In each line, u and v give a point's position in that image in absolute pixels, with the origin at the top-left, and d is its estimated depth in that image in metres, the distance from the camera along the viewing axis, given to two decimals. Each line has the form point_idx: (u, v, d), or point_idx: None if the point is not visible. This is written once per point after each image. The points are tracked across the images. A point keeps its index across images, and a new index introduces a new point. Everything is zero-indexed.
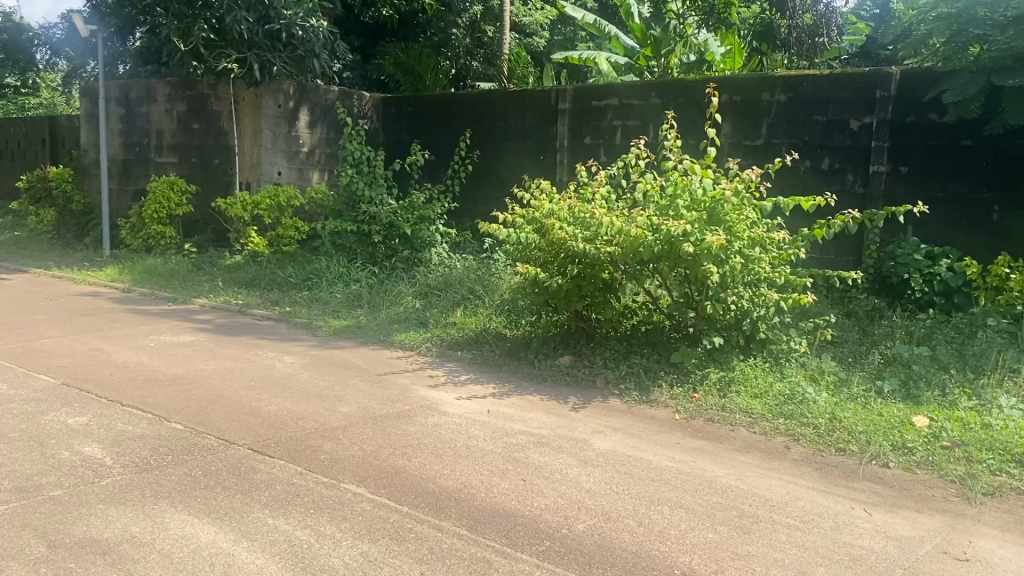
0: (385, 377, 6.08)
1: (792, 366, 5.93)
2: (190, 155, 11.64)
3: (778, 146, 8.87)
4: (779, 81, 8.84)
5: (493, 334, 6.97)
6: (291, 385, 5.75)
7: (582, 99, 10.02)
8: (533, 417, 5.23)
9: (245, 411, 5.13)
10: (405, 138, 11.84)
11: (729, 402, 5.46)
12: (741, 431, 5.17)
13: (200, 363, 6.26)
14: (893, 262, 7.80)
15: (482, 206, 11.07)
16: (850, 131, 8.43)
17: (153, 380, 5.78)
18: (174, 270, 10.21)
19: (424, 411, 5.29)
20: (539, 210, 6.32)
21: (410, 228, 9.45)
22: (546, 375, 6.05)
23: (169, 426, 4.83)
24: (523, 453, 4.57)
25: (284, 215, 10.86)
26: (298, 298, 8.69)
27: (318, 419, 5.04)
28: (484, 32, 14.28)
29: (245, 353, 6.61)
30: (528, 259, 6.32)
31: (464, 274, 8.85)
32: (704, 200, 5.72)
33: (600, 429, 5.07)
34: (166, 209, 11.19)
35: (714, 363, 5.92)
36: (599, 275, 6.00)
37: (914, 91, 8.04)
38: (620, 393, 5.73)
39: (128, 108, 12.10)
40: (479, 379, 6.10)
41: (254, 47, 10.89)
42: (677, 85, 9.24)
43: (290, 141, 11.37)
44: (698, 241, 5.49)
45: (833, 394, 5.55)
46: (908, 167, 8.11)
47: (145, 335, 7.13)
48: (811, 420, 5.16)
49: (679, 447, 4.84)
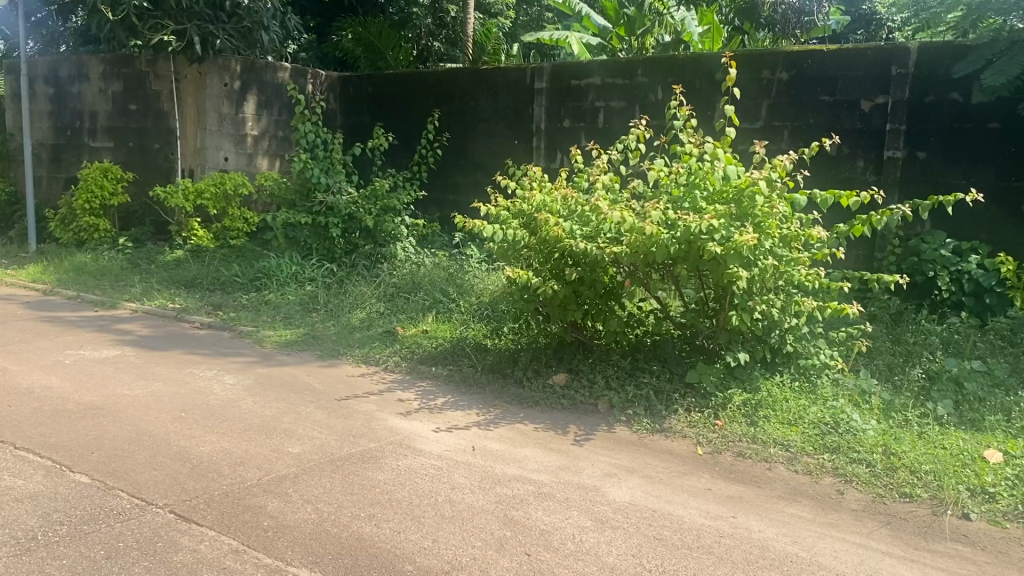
0: (347, 403, 5.07)
1: (827, 388, 5.04)
2: (128, 139, 10.45)
3: (779, 129, 8.00)
4: (780, 56, 7.95)
5: (472, 346, 6.01)
6: (231, 417, 4.74)
7: (562, 77, 9.05)
8: (528, 456, 4.29)
9: (171, 456, 4.12)
10: (365, 121, 10.81)
11: (761, 433, 4.58)
12: (781, 470, 4.27)
13: (121, 387, 5.20)
14: (917, 258, 6.90)
15: (451, 196, 10.07)
16: (861, 112, 7.57)
17: (60, 411, 4.72)
18: (105, 267, 9.06)
19: (395, 450, 4.30)
20: (528, 202, 5.34)
21: (373, 220, 8.40)
22: (537, 399, 5.10)
23: (71, 481, 3.79)
24: (520, 511, 3.63)
25: (231, 205, 9.78)
26: (246, 301, 7.63)
27: (261, 465, 4.04)
28: (446, 11, 13.11)
29: (177, 373, 5.56)
30: (515, 260, 5.33)
31: (433, 272, 7.87)
32: (727, 190, 4.76)
33: (611, 472, 4.13)
34: (99, 199, 9.98)
35: (735, 382, 5.02)
36: (601, 280, 5.05)
37: (935, 67, 7.21)
38: (628, 420, 4.81)
39: (58, 88, 10.87)
40: (458, 403, 5.13)
41: (194, 18, 9.67)
42: (669, 61, 8.29)
43: (236, 123, 10.26)
44: (725, 239, 4.54)
45: (881, 421, 4.69)
46: (927, 151, 7.28)
47: (60, 351, 6.04)
48: (863, 456, 4.29)
49: (711, 496, 3.93)
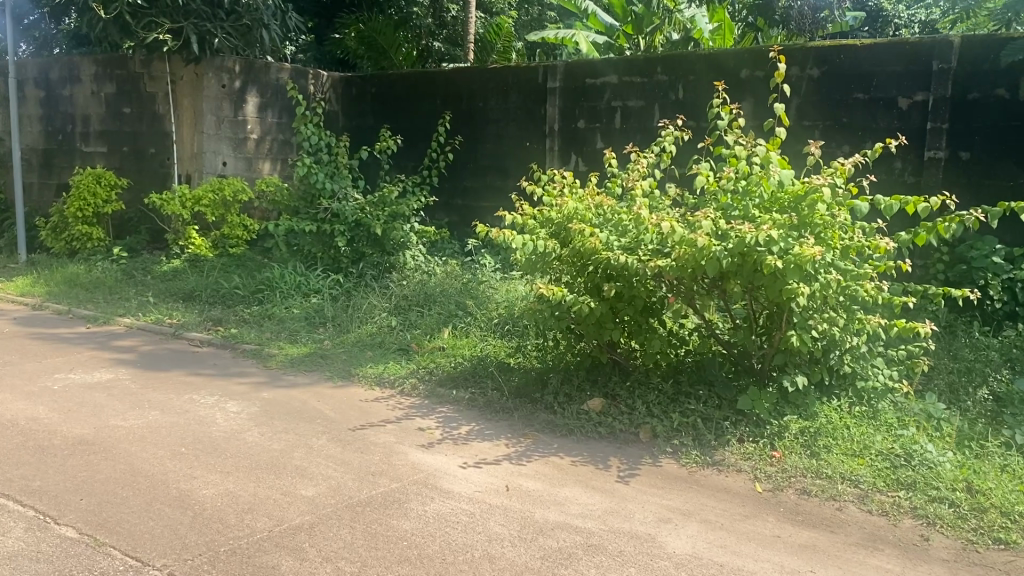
0: (361, 433, 4.61)
1: (890, 414, 4.62)
2: (121, 143, 9.97)
3: (810, 128, 7.51)
4: (810, 53, 7.48)
5: (496, 365, 5.55)
6: (235, 452, 4.28)
7: (577, 76, 8.60)
8: (569, 498, 3.83)
9: (170, 501, 3.67)
10: (369, 123, 10.35)
11: (826, 466, 4.13)
12: (853, 511, 3.82)
13: (114, 417, 4.74)
14: (966, 265, 6.30)
15: (461, 200, 9.61)
16: (898, 110, 7.07)
17: (46, 447, 4.26)
18: (99, 279, 8.59)
19: (420, 492, 3.83)
20: (558, 210, 4.89)
21: (382, 228, 7.91)
22: (572, 428, 4.63)
23: (57, 536, 3.33)
24: (570, 569, 3.18)
25: (230, 211, 9.31)
26: (247, 316, 7.17)
27: (272, 513, 3.58)
28: (446, 11, 12.69)
29: (175, 400, 5.09)
30: (543, 273, 4.87)
31: (446, 283, 7.41)
32: (782, 197, 4.32)
33: (665, 516, 3.67)
34: (92, 206, 9.52)
35: (791, 408, 4.58)
36: (641, 296, 4.60)
37: (979, 61, 6.68)
38: (674, 452, 4.37)
39: (49, 91, 10.45)
40: (485, 432, 4.67)
41: (190, 16, 9.21)
42: (687, 59, 7.84)
43: (235, 126, 9.81)
44: (784, 250, 4.07)
45: (958, 452, 4.25)
46: (971, 152, 6.75)
47: (49, 375, 5.57)
48: (945, 493, 3.84)
49: (782, 545, 3.48)
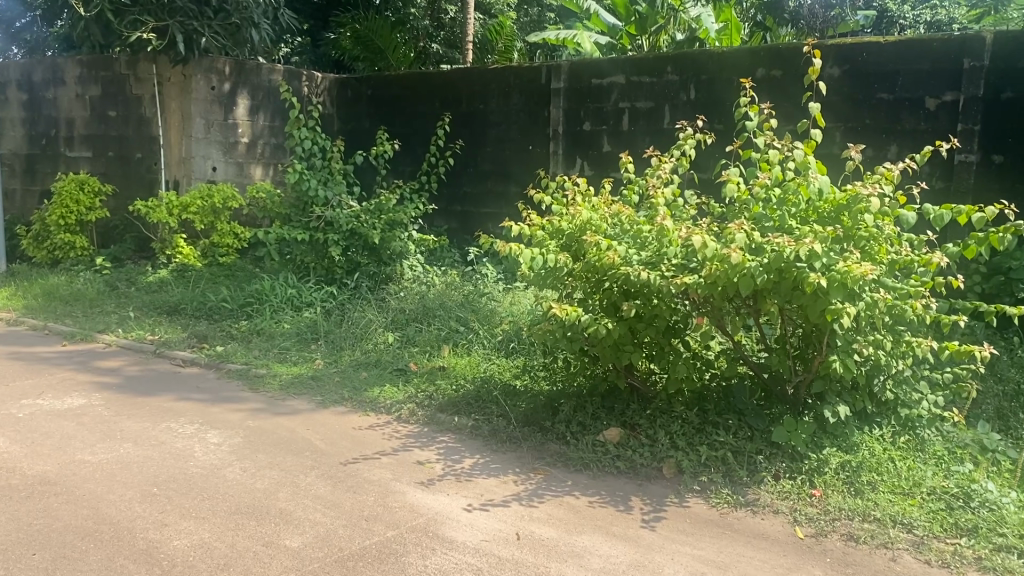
0: (352, 469, 4.16)
1: (939, 446, 4.20)
2: (107, 148, 9.53)
3: (831, 130, 7.00)
4: (831, 51, 6.96)
5: (500, 387, 5.11)
6: (213, 492, 3.83)
7: (582, 76, 8.16)
8: (588, 550, 3.36)
9: (136, 555, 3.23)
10: (365, 126, 9.91)
11: (875, 508, 3.69)
12: (909, 561, 3.37)
13: (82, 451, 4.30)
14: (1005, 275, 5.81)
15: (460, 206, 9.18)
16: (926, 111, 6.56)
17: (2, 488, 3.81)
18: (80, 292, 8.13)
19: (418, 544, 3.38)
20: (571, 220, 4.44)
21: (380, 237, 7.47)
22: (588, 463, 4.20)
23: None
24: None
25: (220, 219, 8.87)
26: (235, 332, 6.72)
27: (251, 570, 3.14)
28: (444, 12, 12.28)
29: (152, 430, 4.65)
30: (552, 289, 4.42)
31: (446, 295, 6.96)
32: (821, 207, 3.92)
33: (698, 571, 3.23)
34: (74, 214, 9.07)
35: (829, 440, 4.15)
36: (664, 316, 4.15)
37: (1013, 59, 6.17)
38: (702, 490, 3.95)
39: (33, 94, 10.00)
40: (491, 466, 4.23)
41: (177, 13, 8.71)
42: (701, 58, 7.38)
43: (225, 130, 9.33)
44: (828, 264, 3.64)
45: (1020, 492, 3.83)
46: (1004, 155, 6.24)
47: (18, 400, 5.13)
48: (1013, 541, 3.39)
49: None
